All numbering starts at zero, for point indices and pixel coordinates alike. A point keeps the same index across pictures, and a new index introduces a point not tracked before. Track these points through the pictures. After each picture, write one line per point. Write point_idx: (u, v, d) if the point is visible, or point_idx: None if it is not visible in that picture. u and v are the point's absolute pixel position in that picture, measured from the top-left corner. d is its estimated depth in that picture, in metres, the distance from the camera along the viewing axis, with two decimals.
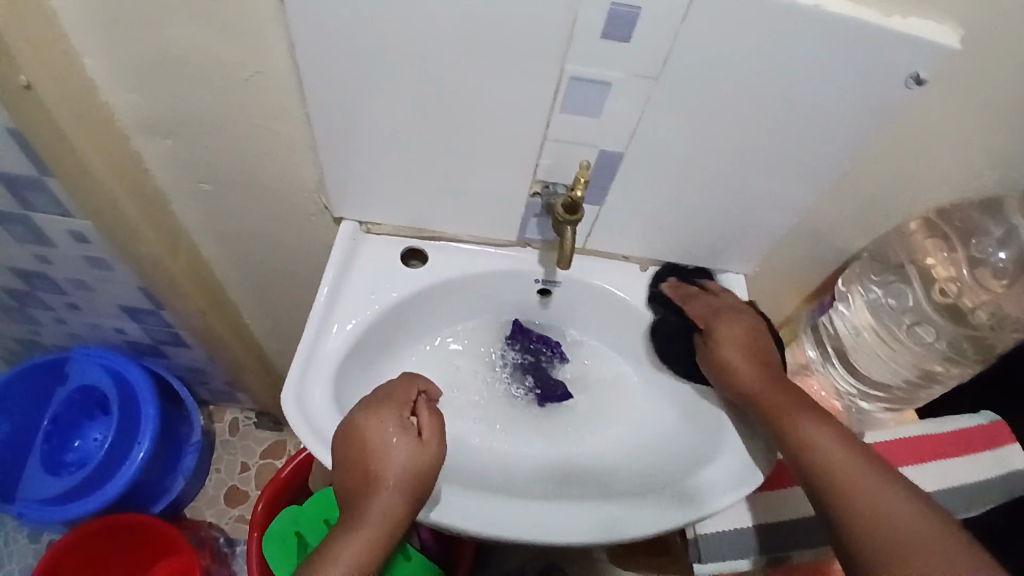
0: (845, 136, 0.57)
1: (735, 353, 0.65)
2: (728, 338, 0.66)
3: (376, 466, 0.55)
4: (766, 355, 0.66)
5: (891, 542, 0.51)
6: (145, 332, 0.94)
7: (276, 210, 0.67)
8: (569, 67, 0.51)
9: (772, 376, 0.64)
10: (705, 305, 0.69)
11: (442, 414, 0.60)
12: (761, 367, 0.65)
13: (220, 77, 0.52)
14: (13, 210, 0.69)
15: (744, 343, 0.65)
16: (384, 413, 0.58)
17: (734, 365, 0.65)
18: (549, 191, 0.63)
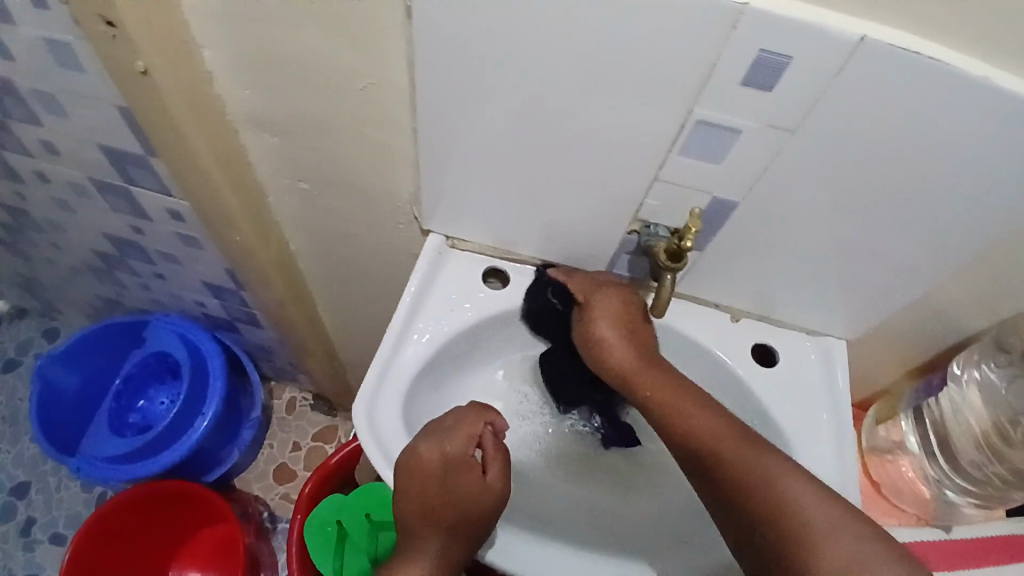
0: (994, 216, 0.51)
1: (611, 331, 0.63)
2: (603, 315, 0.63)
3: (436, 502, 0.56)
4: (641, 332, 0.64)
5: (790, 525, 0.50)
6: (223, 308, 0.96)
7: (367, 213, 0.67)
8: (698, 111, 0.47)
9: (646, 355, 0.63)
10: (585, 279, 0.65)
11: (508, 453, 0.59)
12: (637, 346, 0.63)
13: (333, 83, 0.51)
14: (116, 183, 0.71)
15: (622, 322, 0.63)
16: (450, 442, 0.57)
17: (608, 344, 0.63)
18: (650, 232, 0.59)
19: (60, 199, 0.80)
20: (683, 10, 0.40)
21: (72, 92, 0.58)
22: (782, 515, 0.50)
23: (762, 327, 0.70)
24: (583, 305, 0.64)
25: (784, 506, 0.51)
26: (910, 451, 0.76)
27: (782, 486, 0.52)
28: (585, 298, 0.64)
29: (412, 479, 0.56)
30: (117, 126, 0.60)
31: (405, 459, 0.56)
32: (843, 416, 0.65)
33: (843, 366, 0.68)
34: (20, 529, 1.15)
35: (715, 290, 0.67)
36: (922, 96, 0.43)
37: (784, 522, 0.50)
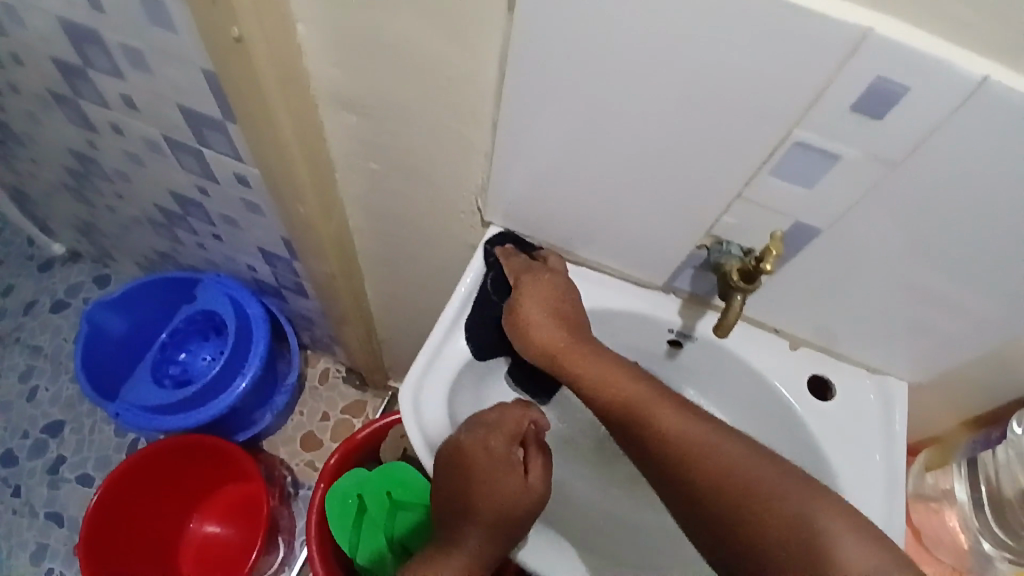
0: None
1: (541, 312, 0.63)
2: (535, 297, 0.63)
3: (476, 497, 0.59)
4: (572, 311, 0.64)
5: (739, 485, 0.52)
6: (272, 274, 0.97)
7: (433, 199, 0.66)
8: (798, 132, 0.45)
9: (573, 332, 0.63)
10: (522, 263, 0.65)
11: (547, 451, 0.63)
12: (570, 327, 0.63)
13: (422, 69, 0.51)
14: (188, 142, 0.72)
15: (555, 306, 0.63)
16: (494, 437, 0.60)
17: (537, 326, 0.63)
18: (722, 249, 0.57)
19: (130, 152, 0.81)
20: (802, 33, 0.39)
21: (160, 51, 0.58)
22: (729, 476, 0.52)
23: (820, 358, 0.68)
24: (515, 287, 0.64)
25: (733, 469, 0.53)
26: (957, 501, 0.74)
27: (728, 452, 0.54)
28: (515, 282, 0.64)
29: (459, 463, 0.59)
30: (199, 88, 0.61)
31: (456, 447, 0.59)
32: (896, 460, 0.63)
33: (900, 408, 0.66)
34: (49, 466, 1.19)
35: (776, 316, 0.65)
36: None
37: (732, 481, 0.52)
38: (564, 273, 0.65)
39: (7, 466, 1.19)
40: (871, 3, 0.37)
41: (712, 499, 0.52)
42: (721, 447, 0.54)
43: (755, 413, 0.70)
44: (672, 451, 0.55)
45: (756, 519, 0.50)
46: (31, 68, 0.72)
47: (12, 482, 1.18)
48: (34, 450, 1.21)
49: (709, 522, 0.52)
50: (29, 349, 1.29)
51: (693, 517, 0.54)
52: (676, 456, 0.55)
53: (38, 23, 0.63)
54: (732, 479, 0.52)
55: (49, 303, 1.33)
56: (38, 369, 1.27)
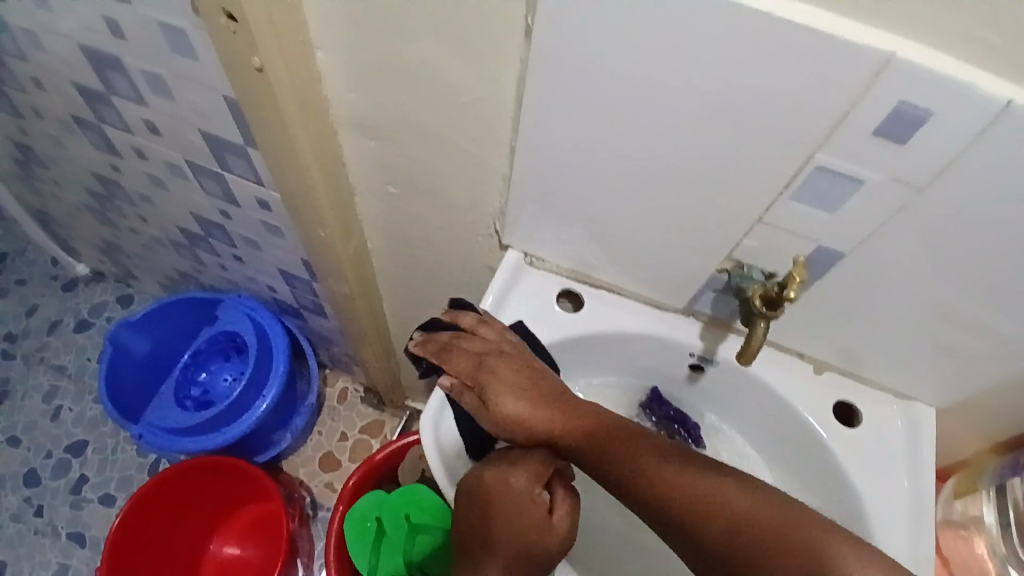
0: None
1: (514, 398, 0.59)
2: (499, 389, 0.59)
3: (496, 529, 0.57)
4: (542, 379, 0.60)
5: (752, 534, 0.49)
6: (292, 294, 0.98)
7: (451, 222, 0.67)
8: (820, 156, 0.44)
9: (554, 400, 0.59)
10: (466, 356, 0.61)
11: (572, 488, 0.60)
12: (533, 382, 0.60)
13: (440, 93, 0.51)
14: (210, 167, 0.73)
15: (510, 375, 0.59)
16: (516, 472, 0.57)
17: (519, 414, 0.58)
18: (743, 273, 0.56)
19: (154, 176, 0.83)
20: (822, 58, 0.38)
21: (184, 79, 0.59)
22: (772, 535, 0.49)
23: (846, 382, 0.66)
24: (474, 384, 0.60)
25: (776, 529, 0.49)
26: (986, 527, 0.73)
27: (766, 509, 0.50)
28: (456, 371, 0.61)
29: (476, 492, 0.58)
30: (221, 114, 0.62)
31: (476, 474, 0.58)
32: (925, 488, 0.61)
33: (931, 436, 0.63)
34: (71, 485, 1.21)
35: (799, 340, 0.64)
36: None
37: (746, 533, 0.50)
38: (517, 344, 0.62)
39: (29, 485, 1.21)
40: (894, 26, 0.37)
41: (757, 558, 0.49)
42: (700, 483, 0.52)
43: (778, 440, 0.68)
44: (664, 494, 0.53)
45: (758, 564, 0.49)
46: (59, 96, 0.74)
47: (34, 502, 1.19)
48: (56, 469, 1.22)
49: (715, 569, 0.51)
50: (53, 369, 1.31)
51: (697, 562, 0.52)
52: (683, 508, 0.52)
53: (65, 51, 0.65)
54: (730, 523, 0.50)
55: (73, 322, 1.36)
56: (62, 388, 1.29)
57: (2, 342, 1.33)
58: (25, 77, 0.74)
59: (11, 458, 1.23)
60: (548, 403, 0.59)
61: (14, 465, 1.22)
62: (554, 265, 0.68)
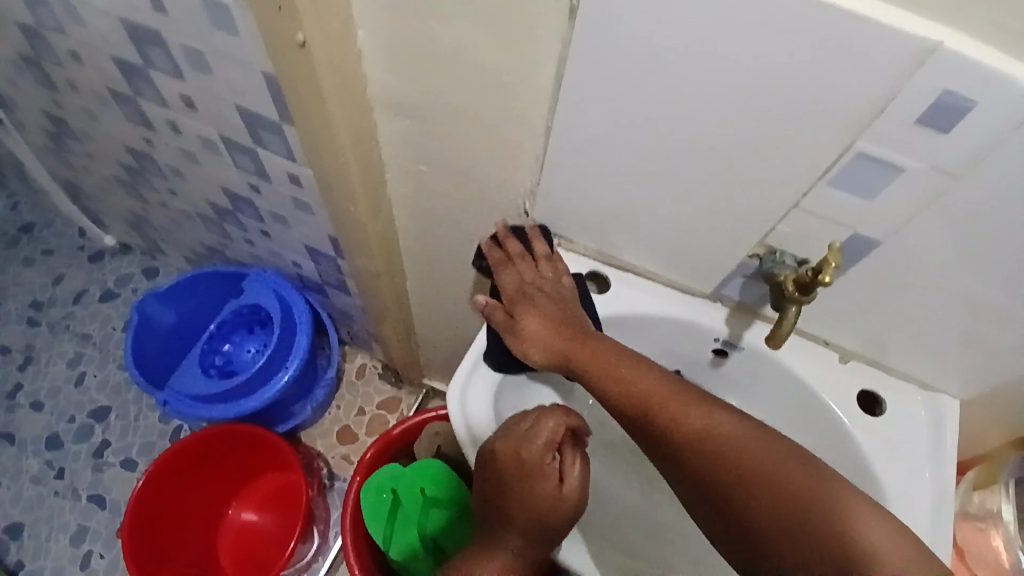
0: None
1: (542, 329, 0.62)
2: (533, 318, 0.63)
3: (511, 505, 0.59)
4: (577, 321, 0.63)
5: (787, 506, 0.51)
6: (317, 271, 1.00)
7: (480, 202, 0.67)
8: (860, 143, 0.44)
9: (583, 341, 0.61)
10: (516, 279, 0.64)
11: (584, 452, 0.62)
12: (566, 320, 0.63)
13: (478, 73, 0.51)
14: (243, 142, 0.74)
15: (547, 310, 0.63)
16: (528, 447, 0.58)
17: (540, 343, 0.62)
18: (775, 258, 0.57)
19: (186, 150, 0.84)
20: (869, 44, 0.38)
21: (222, 54, 0.60)
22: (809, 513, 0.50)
23: (870, 371, 0.67)
24: (512, 307, 0.64)
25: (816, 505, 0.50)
26: (1003, 522, 0.74)
27: (801, 482, 0.51)
28: (504, 282, 0.65)
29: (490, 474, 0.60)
30: (258, 90, 0.63)
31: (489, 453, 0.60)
32: (945, 479, 0.62)
33: (953, 428, 0.64)
34: (93, 450, 1.24)
35: (825, 328, 0.64)
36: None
37: (783, 503, 0.51)
38: (565, 286, 0.64)
39: (51, 449, 1.24)
40: (943, 15, 0.37)
41: (790, 533, 0.50)
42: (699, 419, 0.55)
43: (797, 427, 0.69)
44: (663, 429, 0.56)
45: (754, 502, 0.52)
46: (96, 69, 0.75)
47: (55, 465, 1.23)
48: (79, 434, 1.25)
49: (706, 499, 0.55)
50: (78, 337, 1.34)
51: (689, 489, 0.56)
52: (720, 474, 0.54)
53: (104, 26, 0.66)
54: (728, 460, 0.53)
55: (98, 292, 1.38)
56: (86, 356, 1.32)
57: (28, 309, 1.36)
58: (61, 50, 0.75)
59: (35, 423, 1.26)
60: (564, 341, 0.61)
61: (37, 429, 1.25)
62: (583, 248, 0.68)
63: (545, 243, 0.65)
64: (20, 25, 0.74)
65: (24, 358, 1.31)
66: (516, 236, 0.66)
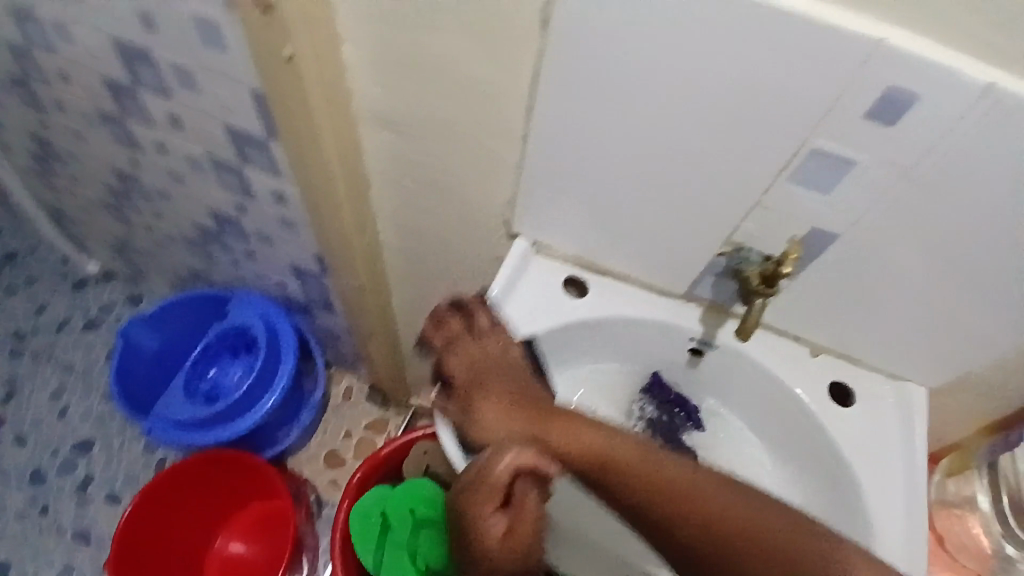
0: None
1: (493, 408, 0.59)
2: (485, 397, 0.60)
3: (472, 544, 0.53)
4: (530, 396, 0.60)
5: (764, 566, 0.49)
6: (302, 291, 1.01)
7: (463, 212, 0.69)
8: (814, 140, 0.47)
9: (537, 414, 0.58)
10: (462, 360, 0.63)
11: (545, 490, 0.53)
12: (519, 396, 0.60)
13: (458, 83, 0.54)
14: (230, 161, 0.76)
15: (498, 388, 0.60)
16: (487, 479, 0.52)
17: (493, 423, 0.59)
18: (742, 255, 0.60)
19: (173, 170, 0.85)
20: (817, 44, 0.41)
21: (213, 72, 0.62)
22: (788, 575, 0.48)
23: (841, 365, 0.69)
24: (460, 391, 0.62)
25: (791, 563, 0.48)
26: (979, 507, 0.75)
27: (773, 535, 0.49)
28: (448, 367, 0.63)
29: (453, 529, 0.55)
30: (247, 108, 0.65)
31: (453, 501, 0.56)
32: (921, 468, 0.64)
33: (922, 418, 0.66)
34: (77, 484, 1.22)
35: (796, 324, 0.67)
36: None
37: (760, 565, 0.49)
38: (512, 360, 0.64)
39: (35, 483, 1.22)
40: (881, 14, 0.40)
41: None
42: (675, 475, 0.52)
43: (776, 425, 0.71)
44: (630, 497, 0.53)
45: (731, 556, 0.49)
46: (87, 91, 0.77)
47: (39, 502, 1.20)
48: (63, 468, 1.23)
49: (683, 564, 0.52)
50: (61, 366, 1.33)
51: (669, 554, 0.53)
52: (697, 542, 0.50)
53: (95, 46, 0.68)
54: (702, 525, 0.50)
55: (81, 321, 1.37)
56: (69, 386, 1.31)
57: (10, 339, 1.35)
58: (53, 74, 0.77)
59: (17, 457, 1.24)
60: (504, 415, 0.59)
61: (19, 462, 1.23)
62: (563, 254, 0.70)
63: (487, 313, 0.66)
64: (12, 47, 0.76)
65: (5, 390, 1.30)
66: (458, 313, 0.66)
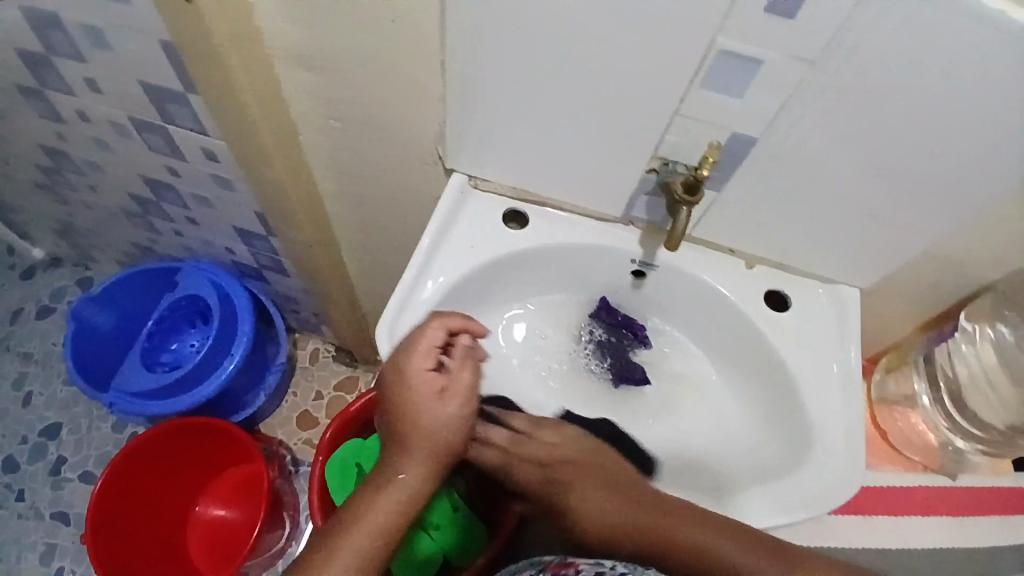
0: (999, 172, 0.52)
1: (599, 505, 0.60)
2: (583, 499, 0.61)
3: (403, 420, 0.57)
4: (626, 481, 0.61)
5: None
6: (251, 254, 1.00)
7: (397, 151, 0.69)
8: (722, 40, 0.48)
9: (641, 504, 0.59)
10: (533, 463, 0.63)
11: (475, 363, 0.60)
12: (616, 487, 0.61)
13: (368, 14, 0.53)
14: (155, 122, 0.74)
15: (590, 479, 0.62)
16: (413, 356, 0.58)
17: (601, 518, 0.60)
18: (668, 169, 0.61)
19: (101, 139, 0.83)
20: None
21: (119, 26, 0.60)
22: None
23: (776, 274, 0.71)
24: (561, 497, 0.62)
25: None
26: (919, 405, 0.81)
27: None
28: (411, 397, 0.57)
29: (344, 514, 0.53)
30: (160, 61, 0.63)
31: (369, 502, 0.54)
32: (852, 366, 0.67)
33: (855, 316, 0.69)
34: (50, 468, 1.21)
35: (730, 236, 0.68)
36: (948, 40, 0.44)
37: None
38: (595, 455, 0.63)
39: (7, 471, 1.21)
40: None
41: None
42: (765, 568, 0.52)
43: (719, 337, 0.73)
44: None
45: None
46: None
47: (14, 487, 1.20)
48: (34, 454, 1.22)
49: None
50: (20, 357, 1.30)
51: None
52: None
53: None
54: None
55: (36, 309, 1.35)
56: (30, 374, 1.29)
57: None
58: None
59: None
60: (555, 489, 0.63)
61: None
62: (500, 186, 0.70)
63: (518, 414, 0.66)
64: None
65: None
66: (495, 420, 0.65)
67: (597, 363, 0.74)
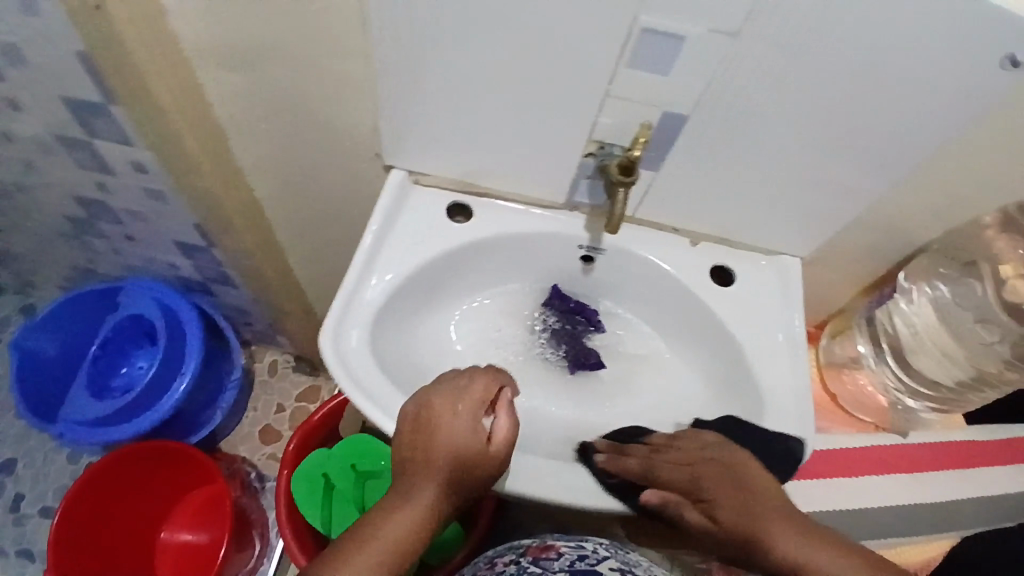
0: (918, 131, 0.54)
1: (730, 503, 0.54)
2: (717, 496, 0.55)
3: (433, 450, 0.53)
4: (764, 487, 0.55)
5: None
6: (195, 268, 0.97)
7: (333, 149, 0.67)
8: (642, 18, 0.48)
9: (778, 507, 0.53)
10: (670, 464, 0.59)
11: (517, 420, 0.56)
12: (754, 488, 0.55)
13: (286, 10, 0.52)
14: (78, 136, 0.71)
15: (727, 479, 0.55)
16: (464, 400, 0.54)
17: (734, 515, 0.53)
18: (605, 152, 0.61)
19: (23, 159, 0.79)
20: None
21: (26, 38, 0.58)
22: None
23: (719, 249, 0.72)
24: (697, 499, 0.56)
25: None
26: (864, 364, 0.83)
27: None
28: (455, 436, 0.53)
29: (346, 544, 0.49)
30: (75, 72, 0.61)
31: (377, 524, 0.50)
32: (797, 335, 0.68)
33: (796, 286, 0.71)
34: (9, 504, 1.16)
35: (671, 215, 0.69)
36: (856, 5, 0.45)
37: None
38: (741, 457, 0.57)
39: None
40: None
41: None
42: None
43: (670, 316, 0.73)
44: None
45: None
46: None
47: None
48: None
49: None
50: None
51: None
52: None
53: None
54: None
55: None
56: None
57: None
58: None
59: None
60: (699, 486, 0.56)
61: None
62: (440, 180, 0.70)
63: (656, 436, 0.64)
64: None
65: None
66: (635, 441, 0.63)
67: (554, 351, 0.74)
